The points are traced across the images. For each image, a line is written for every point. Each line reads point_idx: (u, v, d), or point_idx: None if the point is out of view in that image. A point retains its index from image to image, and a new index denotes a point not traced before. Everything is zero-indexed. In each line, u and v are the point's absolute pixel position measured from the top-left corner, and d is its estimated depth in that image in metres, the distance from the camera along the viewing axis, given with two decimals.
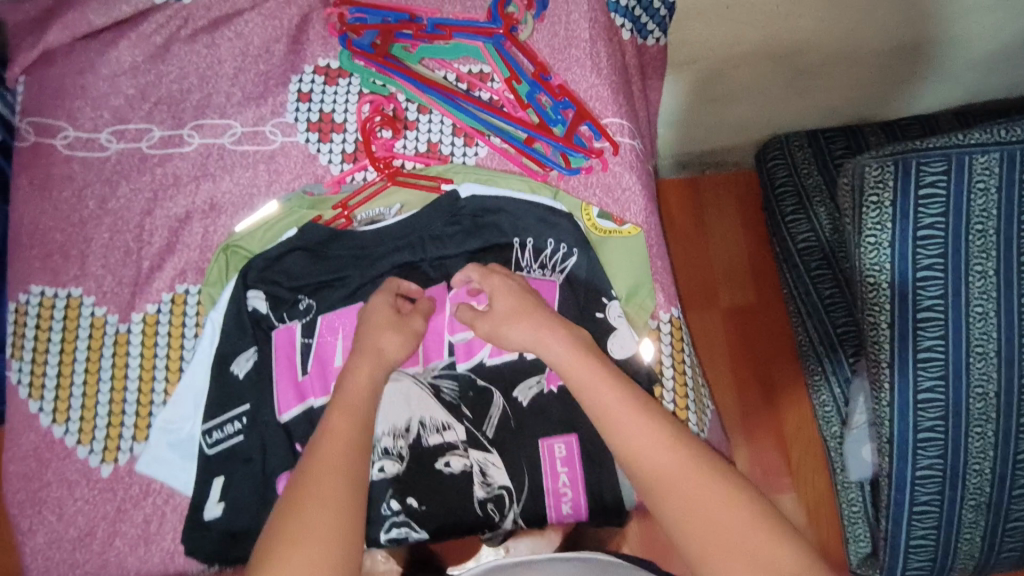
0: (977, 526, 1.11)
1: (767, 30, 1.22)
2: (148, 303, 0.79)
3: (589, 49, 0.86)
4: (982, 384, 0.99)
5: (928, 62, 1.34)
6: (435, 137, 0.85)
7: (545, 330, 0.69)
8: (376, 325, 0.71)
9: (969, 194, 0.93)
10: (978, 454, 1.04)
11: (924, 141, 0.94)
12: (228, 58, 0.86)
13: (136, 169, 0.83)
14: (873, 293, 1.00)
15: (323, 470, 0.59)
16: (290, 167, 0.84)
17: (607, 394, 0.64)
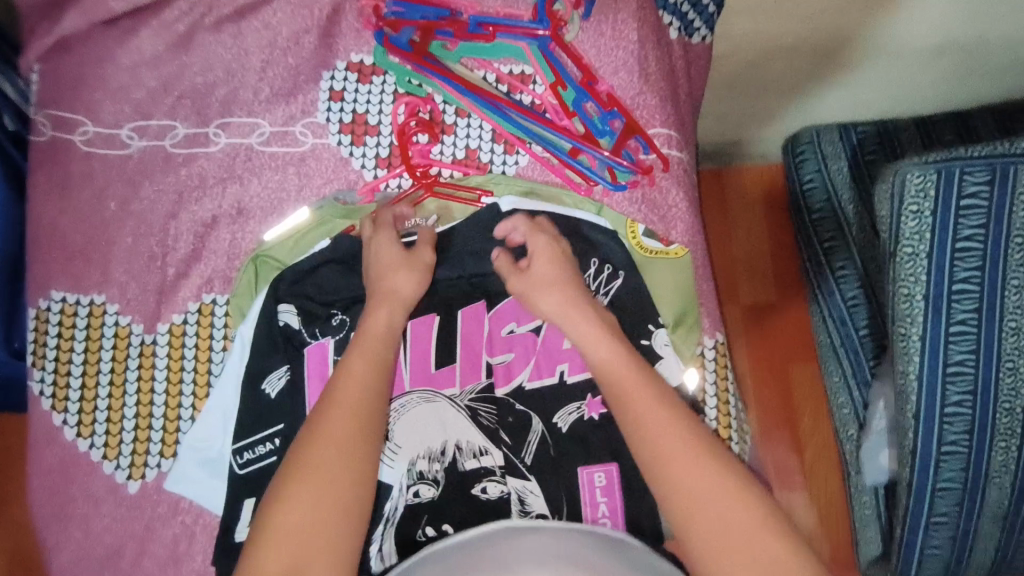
0: (992, 538, 1.12)
1: (814, 24, 1.17)
2: (174, 313, 0.76)
3: (637, 53, 0.81)
4: (1010, 399, 1.00)
5: (977, 60, 1.28)
6: (474, 143, 0.81)
7: (574, 313, 0.70)
8: (387, 266, 0.73)
9: (1013, 206, 0.91)
10: (1000, 468, 1.05)
11: (970, 148, 0.93)
12: (255, 49, 0.81)
13: (159, 168, 0.79)
14: (907, 305, 0.97)
15: (335, 416, 0.64)
16: (321, 171, 0.80)
17: (634, 381, 0.66)
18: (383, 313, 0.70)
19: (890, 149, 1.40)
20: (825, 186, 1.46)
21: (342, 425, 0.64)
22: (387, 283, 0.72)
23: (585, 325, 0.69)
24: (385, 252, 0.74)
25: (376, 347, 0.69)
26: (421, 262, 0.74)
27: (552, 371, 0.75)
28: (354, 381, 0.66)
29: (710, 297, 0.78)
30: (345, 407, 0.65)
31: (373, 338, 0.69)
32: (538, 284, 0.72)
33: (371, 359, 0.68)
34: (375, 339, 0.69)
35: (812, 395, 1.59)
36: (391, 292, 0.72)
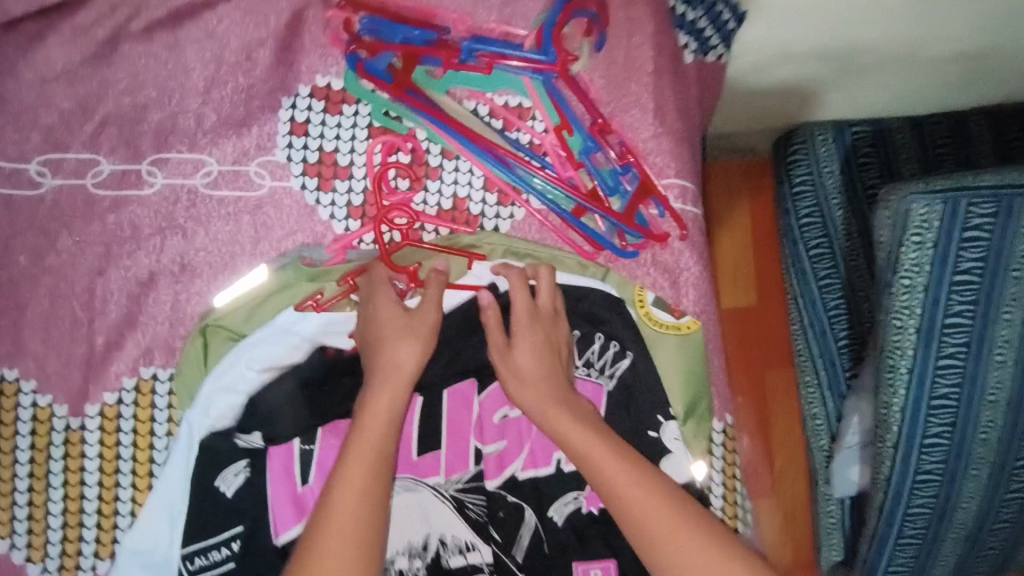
0: (952, 555, 1.13)
1: (829, 32, 1.08)
2: (106, 391, 0.64)
3: (653, 87, 0.72)
4: (987, 430, 0.97)
5: (986, 72, 1.21)
6: (462, 191, 0.70)
7: (557, 406, 0.61)
8: (388, 337, 0.62)
9: (1015, 239, 0.84)
10: (969, 495, 1.04)
11: (979, 177, 0.84)
12: (196, 64, 0.67)
13: (81, 215, 0.65)
14: (897, 336, 0.93)
15: (331, 539, 0.53)
16: (281, 221, 0.68)
17: (625, 477, 0.58)
18: (385, 398, 0.59)
19: (883, 149, 1.29)
20: (816, 191, 1.35)
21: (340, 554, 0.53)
22: (389, 356, 0.61)
23: (569, 422, 0.60)
24: (385, 316, 0.63)
25: (379, 445, 0.57)
26: (425, 328, 0.63)
27: (548, 461, 0.68)
28: (350, 494, 0.55)
29: (721, 373, 0.72)
30: (342, 529, 0.54)
31: (372, 435, 0.57)
32: (531, 372, 0.62)
33: (372, 468, 0.56)
34: (372, 437, 0.57)
35: (784, 402, 1.54)
36: (394, 369, 0.60)
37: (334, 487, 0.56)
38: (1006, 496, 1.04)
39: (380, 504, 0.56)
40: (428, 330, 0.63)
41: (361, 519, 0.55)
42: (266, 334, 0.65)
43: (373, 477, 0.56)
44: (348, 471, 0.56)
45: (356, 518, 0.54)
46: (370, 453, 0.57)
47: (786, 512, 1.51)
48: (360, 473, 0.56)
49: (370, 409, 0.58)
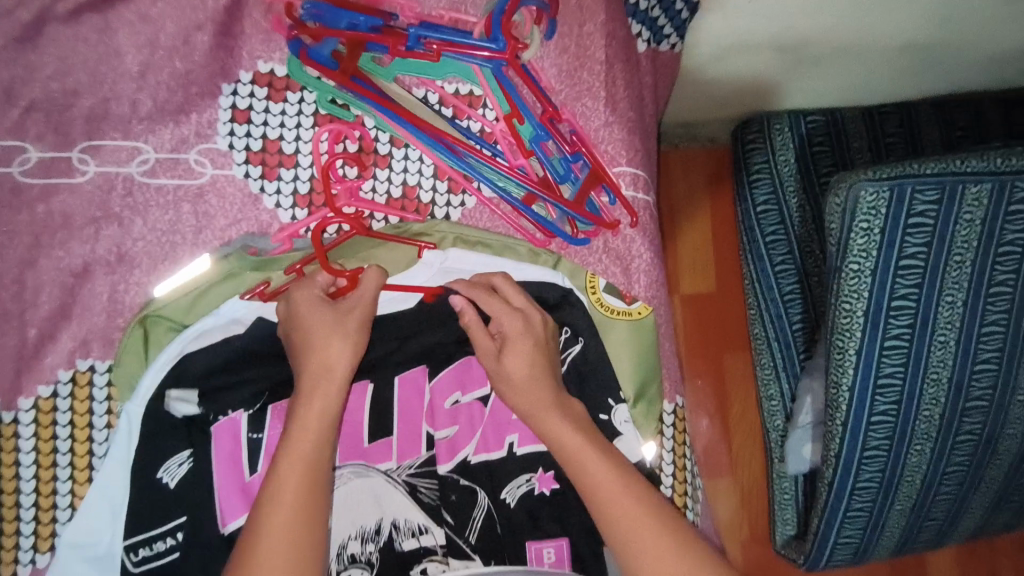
0: (899, 525, 1.18)
1: (781, 22, 1.10)
2: (40, 385, 0.63)
3: (604, 75, 0.72)
4: (930, 407, 1.02)
5: (929, 62, 1.26)
6: (412, 178, 0.69)
7: (547, 408, 0.62)
8: (320, 335, 0.60)
9: (954, 225, 0.90)
10: (913, 468, 1.08)
11: (924, 164, 0.89)
12: (129, 49, 0.64)
13: (7, 203, 0.62)
14: (846, 319, 0.96)
15: (275, 541, 0.52)
16: (224, 210, 0.66)
17: (605, 475, 0.59)
18: (318, 402, 0.58)
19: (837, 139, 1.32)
20: (772, 178, 1.36)
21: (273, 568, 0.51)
22: (320, 358, 0.60)
23: (558, 422, 0.61)
24: (309, 314, 0.61)
25: (312, 449, 0.56)
26: (357, 321, 0.62)
27: (500, 444, 0.69)
28: (282, 505, 0.53)
29: (671, 356, 0.73)
30: (281, 539, 0.52)
31: (304, 443, 0.56)
32: (519, 374, 0.63)
33: (307, 475, 0.55)
34: (307, 442, 0.56)
35: (742, 385, 1.58)
36: (325, 370, 0.59)
37: (265, 500, 0.54)
38: (948, 469, 1.09)
39: (319, 510, 0.55)
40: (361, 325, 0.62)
41: (301, 527, 0.53)
42: (213, 323, 0.64)
43: (307, 484, 0.55)
44: (280, 481, 0.54)
45: (293, 527, 0.53)
46: (302, 461, 0.55)
47: (742, 490, 1.55)
48: (293, 482, 0.54)
49: (302, 412, 0.57)
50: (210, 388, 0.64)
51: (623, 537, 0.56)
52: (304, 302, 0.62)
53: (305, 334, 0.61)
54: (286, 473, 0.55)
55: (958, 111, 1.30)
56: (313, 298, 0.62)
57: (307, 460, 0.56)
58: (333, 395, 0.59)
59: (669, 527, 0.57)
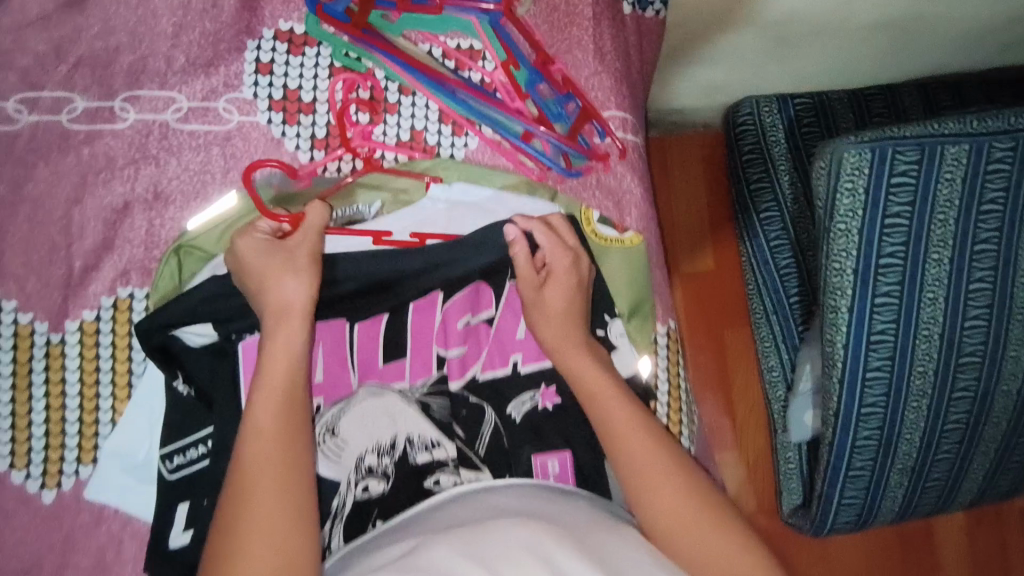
0: (900, 488, 1.16)
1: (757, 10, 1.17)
2: (85, 309, 0.70)
3: (592, 30, 0.78)
4: (924, 363, 1.03)
5: (910, 39, 1.31)
6: (419, 124, 0.75)
7: (574, 348, 0.69)
8: (272, 274, 0.66)
9: (936, 183, 0.94)
10: (911, 426, 1.08)
11: (903, 128, 0.94)
12: (165, 12, 0.71)
13: (57, 147, 0.69)
14: (837, 278, 0.99)
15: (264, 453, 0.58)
16: (250, 152, 0.73)
17: (623, 415, 0.66)
18: (284, 336, 0.64)
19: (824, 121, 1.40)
20: (765, 158, 1.42)
21: (266, 483, 0.57)
22: (276, 294, 0.66)
23: (584, 363, 0.68)
24: (254, 260, 0.67)
25: (286, 380, 0.62)
26: (306, 256, 0.68)
27: (505, 362, 0.76)
28: (266, 430, 0.59)
29: (663, 284, 0.78)
30: (267, 458, 0.58)
31: (276, 375, 0.62)
32: (550, 312, 0.71)
33: (284, 402, 0.61)
34: (277, 370, 0.62)
35: (741, 359, 1.61)
36: (282, 305, 0.65)
37: (251, 426, 0.60)
38: (947, 427, 1.08)
39: (298, 431, 0.60)
40: (313, 256, 0.68)
41: (284, 446, 0.59)
42: None
43: (286, 412, 0.61)
44: (259, 408, 0.60)
45: (278, 449, 0.59)
46: (277, 390, 0.62)
47: (747, 462, 1.58)
48: (271, 410, 0.60)
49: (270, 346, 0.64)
50: (238, 310, 0.70)
51: (635, 466, 0.63)
52: (250, 252, 0.67)
53: (257, 278, 0.67)
54: (266, 402, 0.61)
55: (940, 90, 1.38)
56: (256, 243, 0.68)
57: (280, 388, 0.62)
58: (294, 324, 0.65)
59: (674, 462, 0.64)
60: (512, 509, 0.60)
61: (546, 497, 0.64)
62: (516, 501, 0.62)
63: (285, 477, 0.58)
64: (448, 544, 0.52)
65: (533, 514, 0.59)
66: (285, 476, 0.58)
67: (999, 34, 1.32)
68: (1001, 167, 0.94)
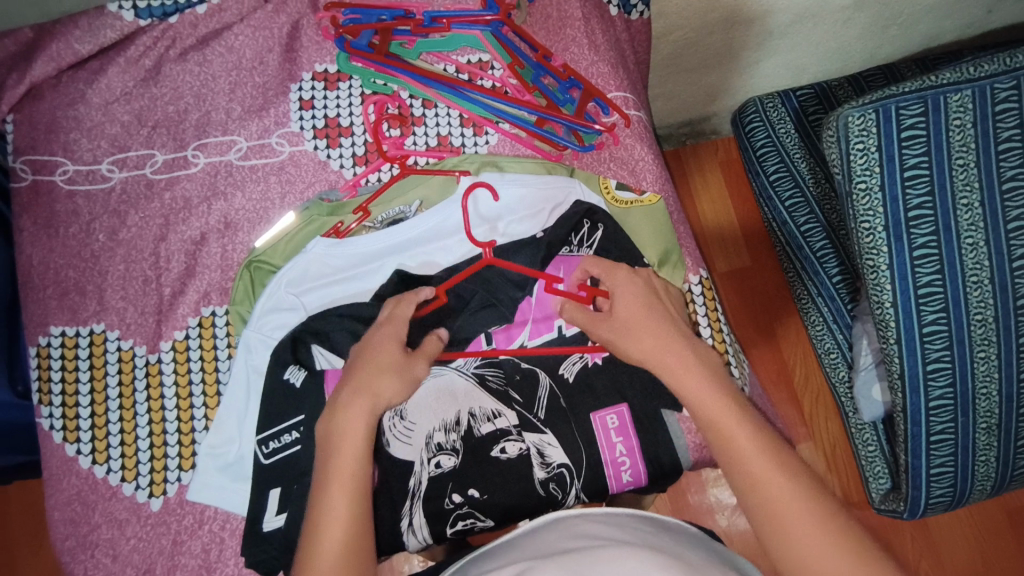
0: (992, 449, 1.07)
1: (741, 12, 1.23)
2: (176, 329, 0.78)
3: (584, 28, 0.88)
4: (981, 310, 0.99)
5: (899, 18, 1.35)
6: (444, 130, 0.85)
7: (668, 354, 0.67)
8: (382, 366, 0.68)
9: (948, 131, 0.95)
10: (984, 378, 1.02)
11: (902, 86, 0.97)
12: (222, 73, 0.84)
13: (144, 196, 0.81)
14: (869, 237, 0.98)
15: (337, 495, 0.61)
16: (302, 176, 0.83)
17: (726, 410, 0.62)
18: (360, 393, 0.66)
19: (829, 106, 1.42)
20: (778, 149, 1.43)
21: (337, 528, 0.59)
22: (373, 385, 0.67)
23: (674, 357, 0.66)
24: (385, 347, 0.69)
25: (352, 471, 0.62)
26: (415, 376, 0.69)
27: (550, 328, 0.80)
28: (340, 510, 0.60)
29: (688, 237, 0.84)
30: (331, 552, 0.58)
31: (353, 434, 0.64)
32: (640, 321, 0.69)
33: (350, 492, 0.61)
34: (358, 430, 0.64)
35: (799, 350, 1.57)
36: (368, 396, 0.66)
37: (323, 501, 0.61)
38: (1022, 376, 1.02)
39: (362, 532, 0.60)
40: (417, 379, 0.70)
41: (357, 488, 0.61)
42: (304, 259, 0.79)
43: (355, 506, 0.61)
44: (332, 499, 0.60)
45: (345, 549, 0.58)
46: (354, 448, 0.63)
47: (825, 454, 1.49)
48: (349, 466, 0.62)
49: (345, 408, 0.65)
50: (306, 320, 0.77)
51: (739, 457, 0.60)
52: (386, 337, 0.70)
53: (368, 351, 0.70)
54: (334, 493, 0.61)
55: (940, 60, 1.39)
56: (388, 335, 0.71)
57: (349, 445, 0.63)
58: (363, 411, 0.65)
59: (775, 453, 0.60)
60: (602, 535, 0.57)
61: (638, 525, 0.62)
62: (607, 528, 0.59)
63: (352, 524, 0.60)
64: (555, 567, 0.51)
65: (641, 542, 0.56)
66: (351, 523, 0.60)
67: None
68: (1010, 106, 0.95)
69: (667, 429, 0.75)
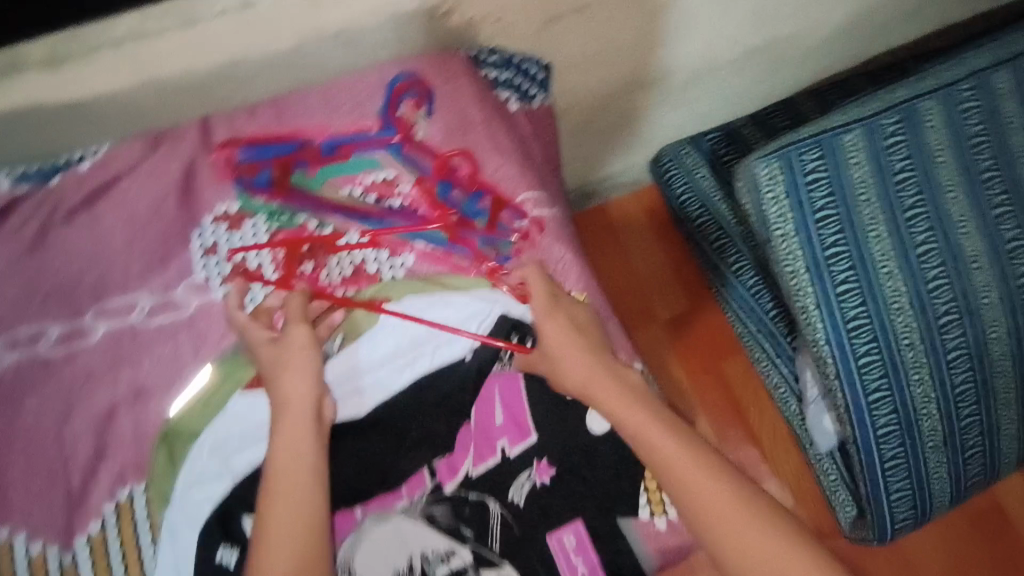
0: (942, 463, 1.11)
1: (636, 74, 1.25)
2: (91, 521, 0.72)
3: (487, 132, 0.88)
4: (908, 335, 1.02)
5: (789, 58, 1.40)
6: (358, 258, 0.81)
7: (626, 412, 0.69)
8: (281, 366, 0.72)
9: (847, 170, 1.00)
10: (923, 399, 1.05)
11: (798, 132, 1.01)
12: (115, 229, 0.80)
13: (41, 376, 0.75)
14: (794, 280, 1.01)
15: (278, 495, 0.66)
16: (214, 327, 0.78)
17: (693, 468, 0.65)
18: (292, 385, 0.71)
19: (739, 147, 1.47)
20: (698, 194, 1.47)
21: (278, 523, 0.64)
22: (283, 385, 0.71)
23: (627, 412, 0.69)
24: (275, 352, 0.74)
25: (294, 465, 0.67)
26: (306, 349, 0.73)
27: (493, 451, 0.76)
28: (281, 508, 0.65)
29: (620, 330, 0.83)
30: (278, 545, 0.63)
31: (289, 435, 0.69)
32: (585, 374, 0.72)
33: (291, 489, 0.66)
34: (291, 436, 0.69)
35: (750, 386, 1.58)
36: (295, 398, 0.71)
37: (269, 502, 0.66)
38: (957, 391, 1.05)
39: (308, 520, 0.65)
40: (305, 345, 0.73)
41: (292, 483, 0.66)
42: (222, 422, 0.75)
43: (298, 501, 0.65)
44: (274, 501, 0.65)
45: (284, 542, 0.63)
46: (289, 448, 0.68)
47: (795, 487, 1.50)
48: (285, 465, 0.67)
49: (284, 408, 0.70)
50: (238, 494, 0.73)
51: (704, 508, 0.64)
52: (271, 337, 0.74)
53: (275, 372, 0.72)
54: (275, 494, 0.66)
55: (832, 92, 1.46)
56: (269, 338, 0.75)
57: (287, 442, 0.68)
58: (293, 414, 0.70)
59: (740, 500, 0.64)
60: None
61: None
62: None
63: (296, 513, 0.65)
64: None
65: None
66: (298, 512, 0.65)
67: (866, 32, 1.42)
68: (897, 139, 1.01)
69: (628, 540, 0.74)
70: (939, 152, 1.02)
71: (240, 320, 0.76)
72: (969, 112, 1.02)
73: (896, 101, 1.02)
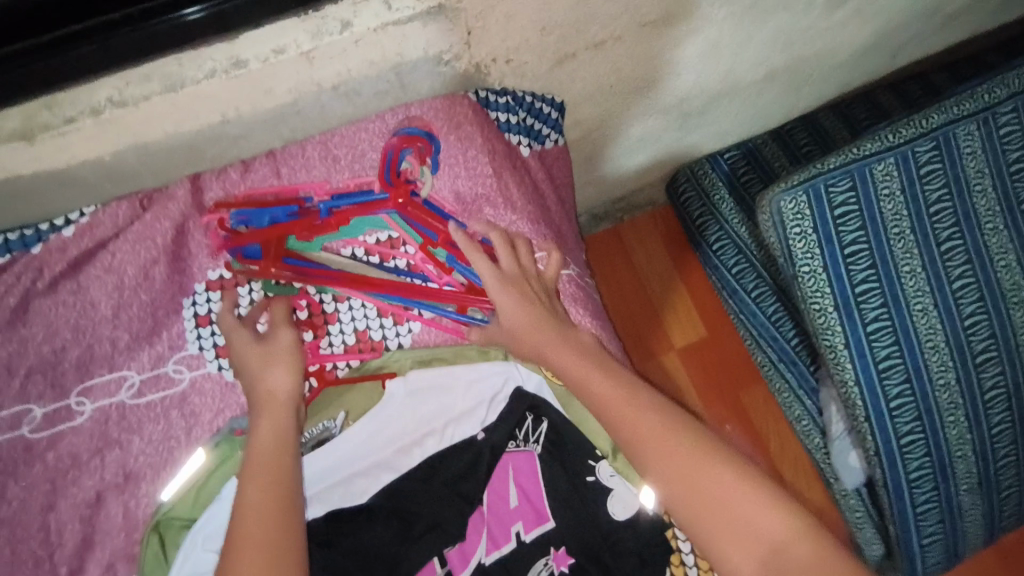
0: (977, 507, 1.04)
1: (653, 103, 1.16)
2: None
3: (495, 185, 0.81)
4: (943, 375, 0.95)
5: (815, 77, 1.31)
6: (362, 324, 0.78)
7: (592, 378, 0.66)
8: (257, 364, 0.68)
9: (879, 202, 0.92)
10: (958, 442, 0.98)
11: (826, 160, 0.92)
12: (101, 298, 0.75)
13: (23, 461, 0.71)
14: (822, 319, 0.93)
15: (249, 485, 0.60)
16: (208, 405, 0.74)
17: (650, 422, 0.63)
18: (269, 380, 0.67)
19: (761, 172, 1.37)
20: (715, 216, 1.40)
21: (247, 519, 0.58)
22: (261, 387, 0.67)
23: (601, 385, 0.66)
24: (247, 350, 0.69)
25: (268, 457, 0.62)
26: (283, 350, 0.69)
27: (507, 537, 0.73)
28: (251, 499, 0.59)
29: None
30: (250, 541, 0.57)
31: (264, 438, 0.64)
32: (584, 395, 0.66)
33: (265, 483, 0.61)
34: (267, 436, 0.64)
35: (768, 417, 1.50)
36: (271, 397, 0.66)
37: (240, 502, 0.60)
38: (994, 434, 0.98)
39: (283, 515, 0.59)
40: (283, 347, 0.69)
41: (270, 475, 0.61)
42: (216, 510, 0.68)
43: (271, 495, 0.60)
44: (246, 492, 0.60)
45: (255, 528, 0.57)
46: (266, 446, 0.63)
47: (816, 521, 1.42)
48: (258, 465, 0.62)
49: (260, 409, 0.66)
50: None
51: (664, 457, 0.61)
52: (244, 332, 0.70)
53: (257, 366, 0.68)
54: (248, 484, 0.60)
55: (855, 107, 1.36)
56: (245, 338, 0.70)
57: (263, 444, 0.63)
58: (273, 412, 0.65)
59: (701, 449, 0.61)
60: None
61: None
62: None
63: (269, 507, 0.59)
64: None
65: None
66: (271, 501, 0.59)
67: (900, 46, 1.32)
68: (933, 168, 0.92)
69: None
70: (977, 181, 0.93)
71: (228, 320, 0.71)
72: (1009, 138, 0.94)
73: (932, 125, 0.93)
